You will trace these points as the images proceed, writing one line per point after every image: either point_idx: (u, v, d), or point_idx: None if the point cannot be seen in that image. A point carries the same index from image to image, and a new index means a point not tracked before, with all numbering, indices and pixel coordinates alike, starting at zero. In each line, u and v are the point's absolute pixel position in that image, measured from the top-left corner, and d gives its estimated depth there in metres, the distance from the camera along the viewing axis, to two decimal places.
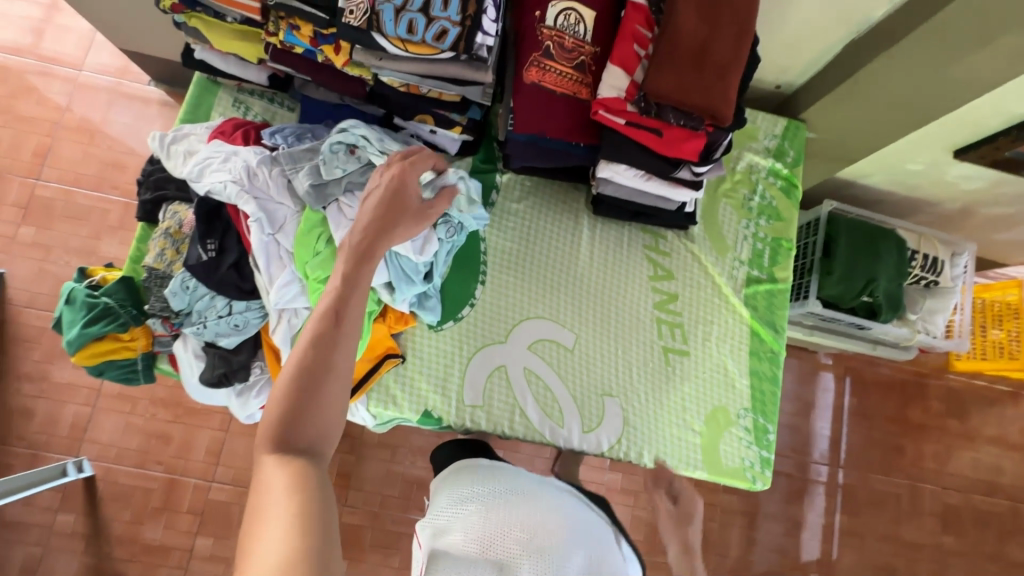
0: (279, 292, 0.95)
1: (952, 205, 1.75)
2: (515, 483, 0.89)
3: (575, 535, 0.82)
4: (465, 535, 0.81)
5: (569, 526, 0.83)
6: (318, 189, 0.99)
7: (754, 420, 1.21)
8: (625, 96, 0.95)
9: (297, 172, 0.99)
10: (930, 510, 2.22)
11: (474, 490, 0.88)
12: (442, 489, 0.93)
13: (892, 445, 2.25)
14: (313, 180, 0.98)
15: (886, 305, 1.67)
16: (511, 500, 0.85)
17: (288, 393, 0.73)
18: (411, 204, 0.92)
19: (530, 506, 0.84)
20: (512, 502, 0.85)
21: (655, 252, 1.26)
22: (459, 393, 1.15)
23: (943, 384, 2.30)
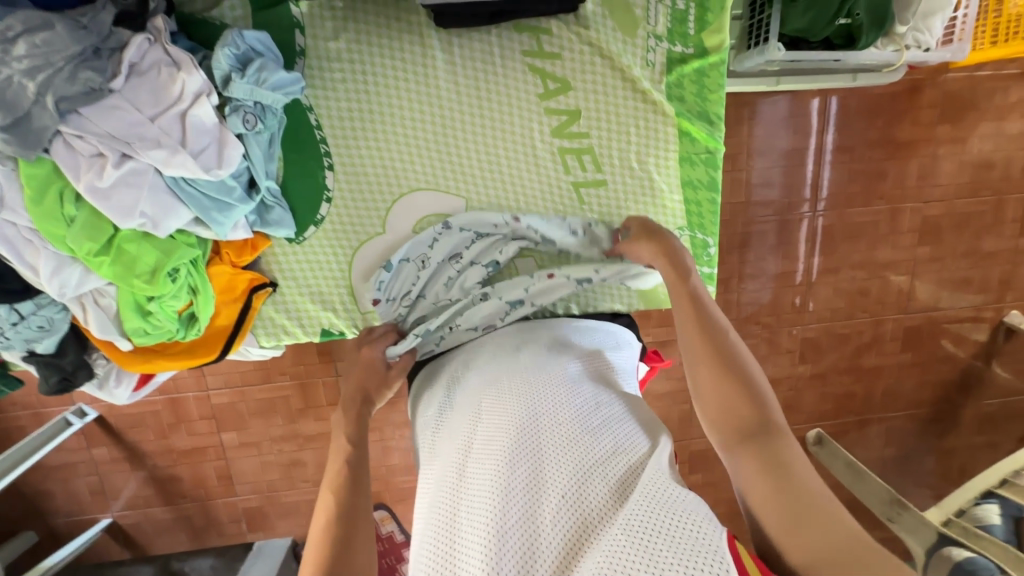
0: (54, 281, 0.75)
1: None
2: (454, 397, 0.88)
3: (516, 411, 0.78)
4: (432, 475, 0.79)
5: (505, 408, 0.79)
6: (20, 128, 0.69)
7: (691, 237, 1.05)
8: None
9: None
10: (908, 228, 1.97)
11: (434, 423, 0.87)
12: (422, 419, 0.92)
13: (873, 172, 1.91)
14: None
15: (868, 22, 1.30)
16: (457, 416, 0.84)
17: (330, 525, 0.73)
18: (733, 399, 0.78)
19: (458, 429, 0.81)
20: (456, 416, 0.84)
21: (540, 57, 0.93)
22: (352, 301, 1.01)
23: (939, 88, 1.85)
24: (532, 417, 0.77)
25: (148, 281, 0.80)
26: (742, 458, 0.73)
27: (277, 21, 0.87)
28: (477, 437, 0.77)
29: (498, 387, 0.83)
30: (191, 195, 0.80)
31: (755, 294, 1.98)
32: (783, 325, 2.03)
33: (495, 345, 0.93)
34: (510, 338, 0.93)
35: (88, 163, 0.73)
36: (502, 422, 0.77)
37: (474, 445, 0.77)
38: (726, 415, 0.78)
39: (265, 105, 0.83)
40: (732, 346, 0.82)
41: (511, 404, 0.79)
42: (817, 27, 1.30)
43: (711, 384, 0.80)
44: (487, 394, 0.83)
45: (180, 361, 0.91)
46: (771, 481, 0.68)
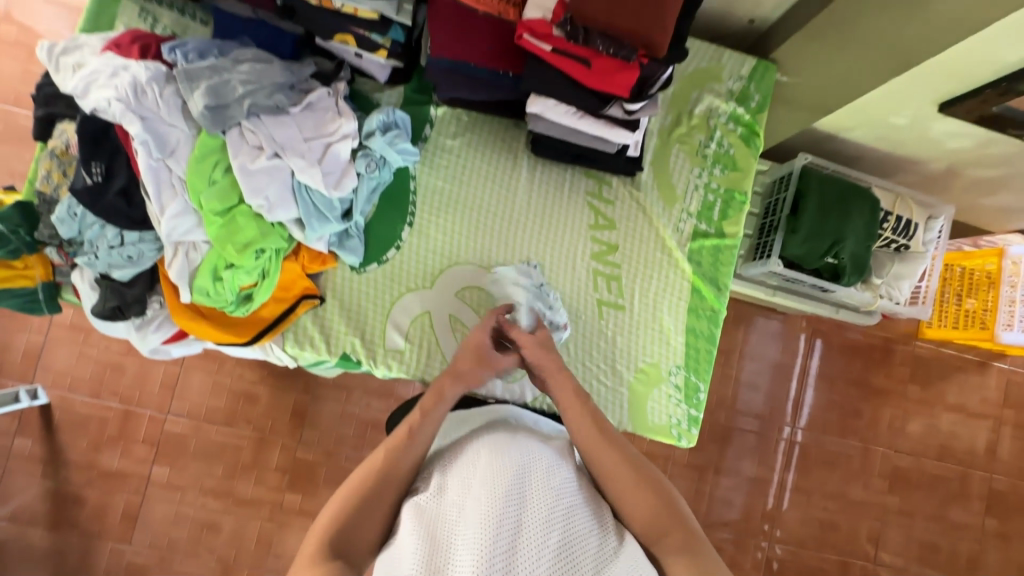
0: (170, 223, 0.89)
1: (958, 143, 1.42)
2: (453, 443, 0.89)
3: (512, 466, 0.78)
4: (418, 509, 0.77)
5: (498, 459, 0.79)
6: (217, 111, 0.91)
7: (686, 377, 1.18)
8: (551, 18, 0.85)
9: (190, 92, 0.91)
10: (879, 471, 2.06)
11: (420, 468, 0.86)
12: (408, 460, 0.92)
13: (849, 407, 2.07)
14: (208, 101, 0.91)
15: (851, 267, 1.59)
16: (448, 463, 0.84)
17: (355, 490, 0.82)
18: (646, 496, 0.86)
19: (454, 472, 0.81)
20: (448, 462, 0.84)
21: (598, 199, 1.19)
22: (381, 338, 1.12)
23: (909, 351, 2.10)
24: (527, 477, 0.78)
25: (238, 251, 0.93)
26: (670, 564, 0.79)
27: (417, 115, 1.15)
28: (469, 483, 0.77)
29: (496, 443, 0.84)
30: (304, 200, 0.98)
31: (727, 492, 1.99)
32: (749, 534, 1.98)
33: (492, 417, 0.97)
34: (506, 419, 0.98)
35: (248, 150, 0.93)
36: (497, 472, 0.77)
37: (464, 489, 0.77)
38: (643, 524, 0.84)
39: (387, 162, 1.07)
40: (638, 456, 0.91)
41: (507, 459, 0.80)
42: (810, 257, 1.59)
43: (629, 489, 0.86)
44: (482, 448, 0.83)
45: (217, 333, 0.99)
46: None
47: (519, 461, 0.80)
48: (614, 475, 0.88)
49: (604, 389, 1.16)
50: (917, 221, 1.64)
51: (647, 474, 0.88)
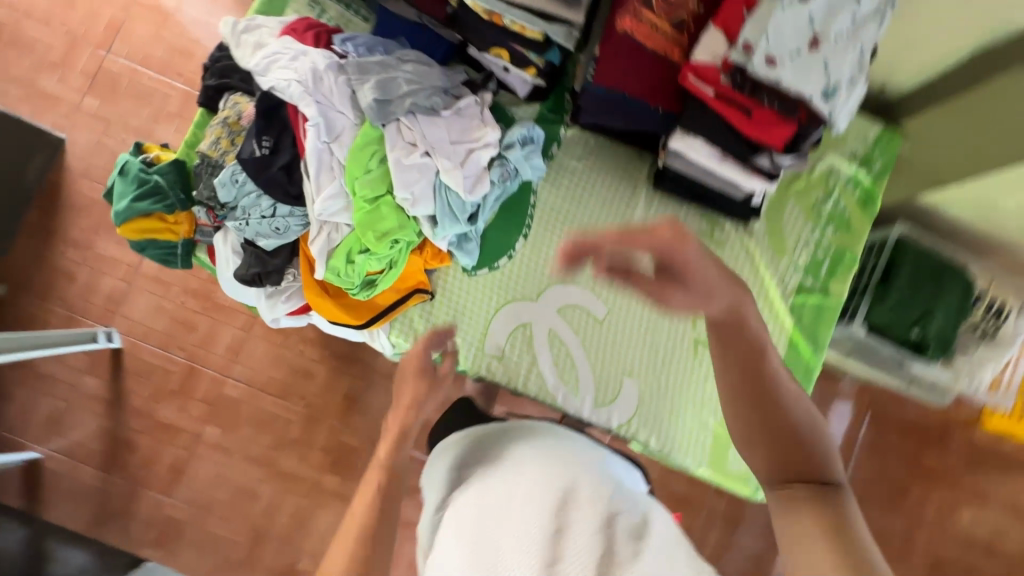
0: (324, 203, 0.94)
1: None
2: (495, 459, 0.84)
3: (552, 479, 0.72)
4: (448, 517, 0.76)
5: (533, 480, 0.73)
6: (382, 105, 0.97)
7: None
8: (721, 64, 0.87)
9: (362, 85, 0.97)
10: (921, 557, 1.98)
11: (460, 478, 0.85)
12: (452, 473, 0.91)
13: (897, 485, 2.01)
14: (376, 94, 0.96)
15: (935, 344, 1.57)
16: (488, 470, 0.81)
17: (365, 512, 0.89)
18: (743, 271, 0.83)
19: (488, 484, 0.77)
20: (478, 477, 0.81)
21: (709, 239, 1.20)
22: (480, 341, 1.15)
23: (970, 439, 2.03)
24: (564, 489, 0.70)
25: (376, 239, 0.98)
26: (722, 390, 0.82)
27: (547, 133, 1.19)
28: (502, 496, 0.72)
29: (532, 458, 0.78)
30: (442, 199, 1.02)
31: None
32: None
33: (526, 434, 0.90)
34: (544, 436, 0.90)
35: (403, 145, 0.98)
36: (528, 487, 0.72)
37: (492, 504, 0.72)
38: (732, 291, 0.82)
39: (518, 174, 1.11)
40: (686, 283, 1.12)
41: (540, 474, 0.74)
42: (893, 328, 1.56)
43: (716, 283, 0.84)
44: (518, 463, 0.78)
45: (338, 311, 1.05)
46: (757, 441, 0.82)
47: (555, 484, 0.71)
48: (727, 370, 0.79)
49: (688, 427, 1.16)
50: (1011, 308, 1.60)
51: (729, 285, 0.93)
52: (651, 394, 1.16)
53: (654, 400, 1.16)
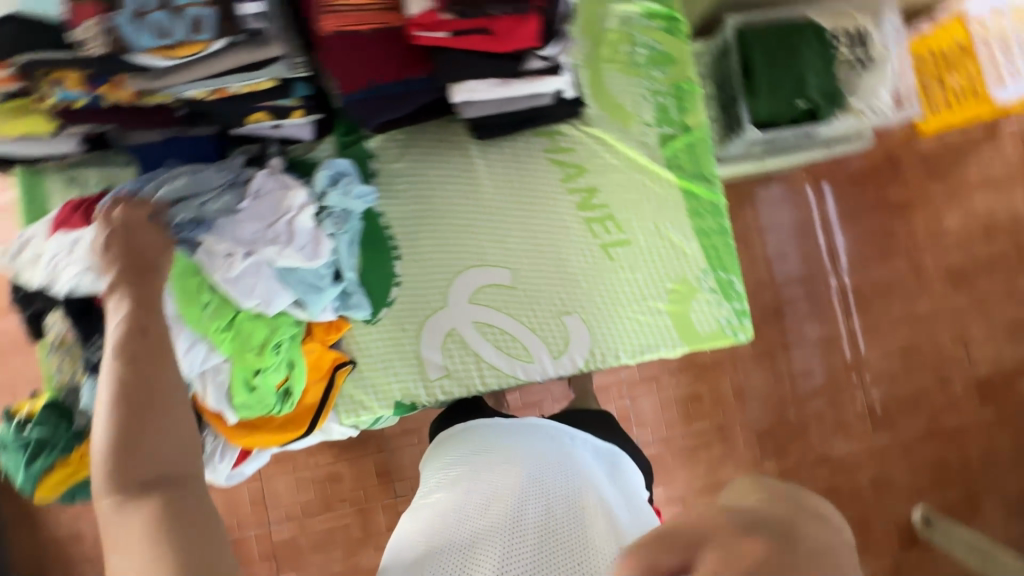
0: (187, 358, 0.91)
1: None
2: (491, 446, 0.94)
3: (558, 476, 0.84)
4: (446, 492, 0.86)
5: (541, 474, 0.83)
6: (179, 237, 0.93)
7: (716, 277, 1.17)
8: (434, 6, 0.82)
9: (134, 215, 0.82)
10: (937, 278, 2.02)
11: (453, 460, 0.95)
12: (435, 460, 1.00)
13: (881, 233, 2.03)
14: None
15: (824, 101, 1.55)
16: (489, 455, 0.91)
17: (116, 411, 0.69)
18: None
19: (490, 469, 0.87)
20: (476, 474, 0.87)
21: (558, 151, 1.17)
22: (423, 372, 1.13)
23: (916, 153, 2.03)
24: (570, 496, 0.80)
25: (258, 354, 0.96)
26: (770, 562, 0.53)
27: (356, 155, 1.14)
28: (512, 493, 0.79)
29: (540, 464, 0.86)
30: (294, 281, 0.99)
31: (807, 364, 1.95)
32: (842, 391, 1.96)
33: (518, 432, 0.98)
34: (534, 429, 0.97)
35: (221, 262, 0.93)
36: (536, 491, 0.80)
37: (495, 483, 0.82)
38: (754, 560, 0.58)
39: (350, 211, 1.07)
40: None
41: (549, 479, 0.82)
42: (781, 110, 1.54)
43: None
44: (524, 467, 0.85)
45: (274, 436, 1.02)
46: None
47: (563, 480, 0.83)
48: None
49: (645, 323, 1.15)
50: (867, 27, 1.58)
51: None
52: (597, 317, 1.15)
53: (602, 320, 1.15)
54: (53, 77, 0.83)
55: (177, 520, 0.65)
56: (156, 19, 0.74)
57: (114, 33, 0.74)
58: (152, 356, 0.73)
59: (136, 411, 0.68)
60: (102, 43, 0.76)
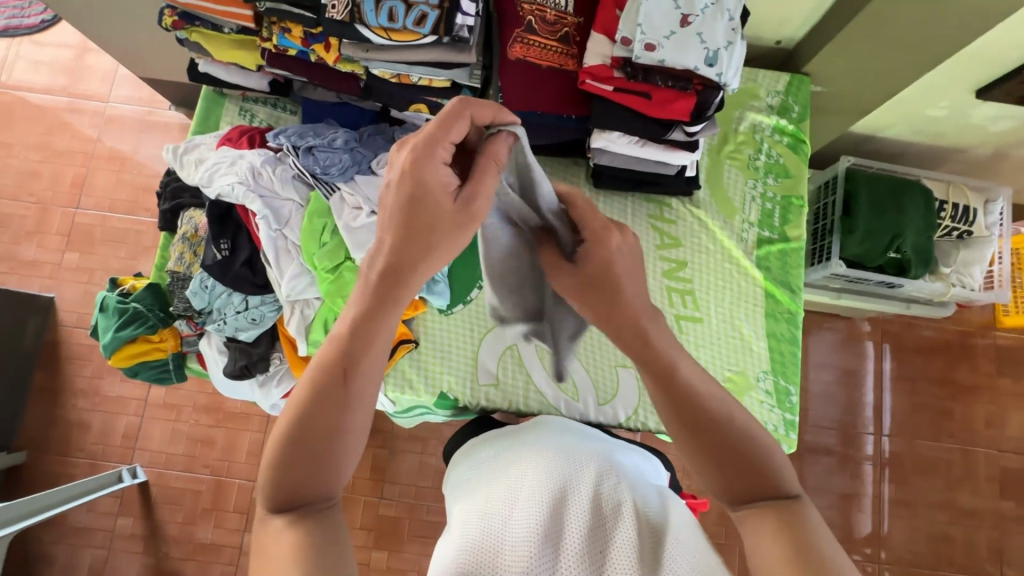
0: (290, 284, 1.00)
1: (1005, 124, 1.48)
2: (513, 447, 0.93)
3: (578, 462, 0.81)
4: (472, 494, 0.83)
5: (560, 460, 0.81)
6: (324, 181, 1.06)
7: (775, 382, 1.18)
8: (611, 62, 0.94)
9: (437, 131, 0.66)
10: (986, 475, 1.91)
11: (478, 470, 0.93)
12: (462, 474, 0.98)
13: (938, 410, 1.96)
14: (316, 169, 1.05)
15: (915, 259, 1.59)
16: (512, 454, 0.90)
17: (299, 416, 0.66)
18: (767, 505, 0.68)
19: (512, 462, 0.85)
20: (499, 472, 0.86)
21: (661, 220, 1.25)
22: (474, 374, 1.18)
23: (992, 343, 2.00)
24: (594, 479, 0.76)
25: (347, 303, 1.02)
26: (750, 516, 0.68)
27: None
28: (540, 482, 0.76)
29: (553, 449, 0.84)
30: None
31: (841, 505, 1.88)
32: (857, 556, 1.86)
33: (536, 433, 0.97)
34: (546, 427, 0.98)
35: (349, 212, 1.03)
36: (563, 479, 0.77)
37: (518, 475, 0.79)
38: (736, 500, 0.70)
39: None
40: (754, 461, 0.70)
41: (571, 463, 0.80)
42: (872, 255, 1.59)
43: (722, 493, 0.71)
44: (539, 454, 0.83)
45: None
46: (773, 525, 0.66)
47: (581, 463, 0.80)
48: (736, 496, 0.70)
49: None
50: (975, 206, 1.63)
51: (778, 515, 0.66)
52: None
53: None
54: (282, 25, 1.03)
55: (327, 547, 0.63)
56: (391, 6, 0.89)
57: (355, 5, 0.89)
58: (339, 387, 0.67)
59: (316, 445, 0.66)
60: (343, 11, 0.90)
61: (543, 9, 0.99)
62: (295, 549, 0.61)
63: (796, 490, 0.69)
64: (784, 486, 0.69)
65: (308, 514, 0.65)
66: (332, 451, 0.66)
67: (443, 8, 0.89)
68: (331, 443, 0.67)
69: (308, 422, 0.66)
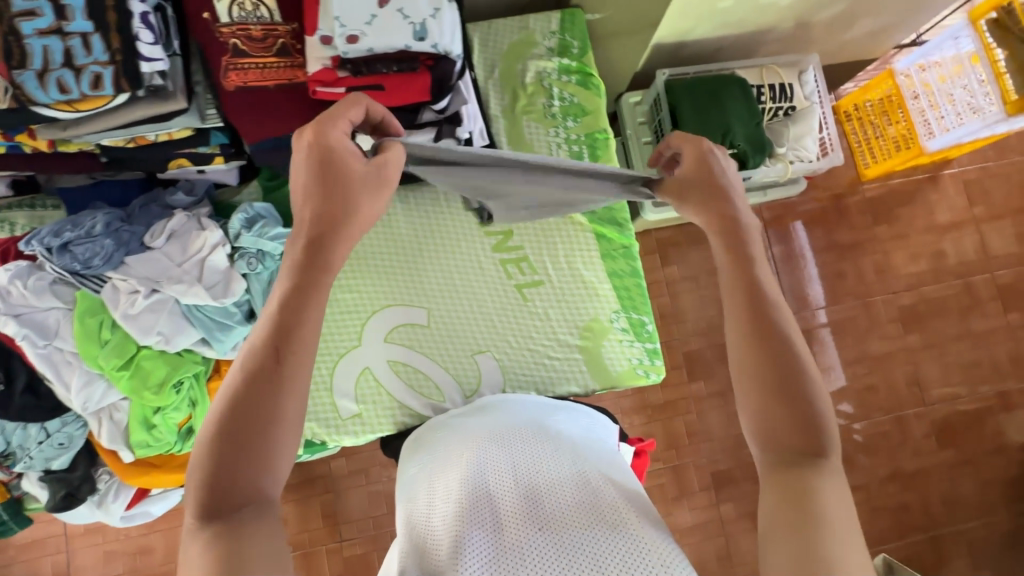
0: (80, 395, 0.92)
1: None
2: (465, 430, 0.87)
3: (541, 446, 0.80)
4: (431, 493, 0.77)
5: (527, 452, 0.79)
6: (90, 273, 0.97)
7: (628, 317, 1.20)
8: (331, 64, 0.89)
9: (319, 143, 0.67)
10: (888, 318, 2.04)
11: (424, 457, 0.87)
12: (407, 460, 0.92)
13: (832, 273, 2.04)
14: (76, 266, 0.96)
15: (750, 149, 1.61)
16: (467, 437, 0.85)
17: (229, 416, 0.58)
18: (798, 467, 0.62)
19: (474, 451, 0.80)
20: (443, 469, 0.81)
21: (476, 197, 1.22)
22: (335, 412, 1.13)
23: (862, 197, 2.07)
24: (560, 469, 0.76)
25: (156, 392, 0.95)
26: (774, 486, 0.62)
27: (281, 198, 1.16)
28: (492, 488, 0.73)
29: (500, 435, 0.81)
30: (199, 319, 1.00)
31: None
32: None
33: (492, 412, 0.93)
34: (495, 407, 0.95)
35: (125, 297, 0.96)
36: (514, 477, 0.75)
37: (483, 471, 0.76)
38: (772, 447, 0.65)
39: (265, 251, 1.08)
40: (796, 374, 0.66)
41: (519, 452, 0.79)
42: None
43: (758, 427, 0.66)
44: (479, 446, 0.79)
45: (174, 476, 1.00)
46: (789, 483, 0.62)
47: (546, 447, 0.80)
48: (770, 435, 0.65)
49: (556, 363, 1.17)
50: (790, 82, 1.68)
51: (802, 471, 0.62)
52: (510, 356, 1.17)
53: (515, 360, 1.16)
54: None
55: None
56: (60, 76, 0.80)
57: (17, 88, 0.79)
58: (272, 374, 0.59)
59: (243, 435, 0.57)
60: (8, 99, 0.82)
61: (246, 27, 0.90)
62: (216, 562, 0.54)
63: (829, 454, 0.63)
64: (822, 443, 0.63)
65: (236, 520, 0.56)
66: (273, 448, 0.59)
67: (118, 62, 0.80)
68: (265, 429, 0.58)
69: (235, 410, 0.58)
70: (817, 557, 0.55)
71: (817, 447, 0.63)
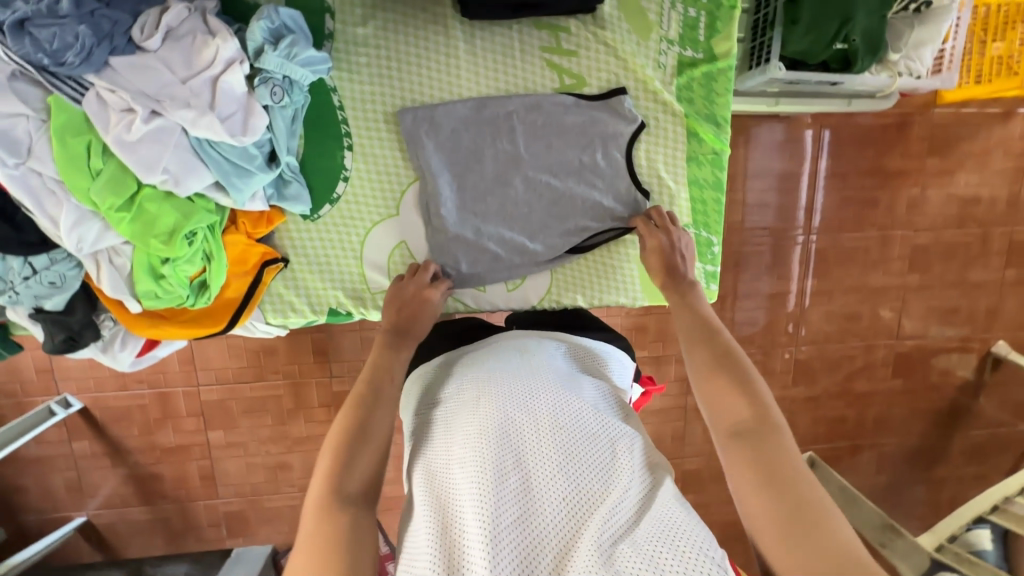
0: (71, 235, 0.76)
1: None
2: (458, 386, 0.78)
3: (531, 391, 0.72)
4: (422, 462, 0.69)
5: (514, 397, 0.71)
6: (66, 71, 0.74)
7: (696, 235, 1.08)
8: None
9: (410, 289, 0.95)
10: (899, 255, 1.81)
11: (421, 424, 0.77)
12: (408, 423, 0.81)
13: (865, 200, 1.76)
14: (43, 58, 0.72)
15: (863, 49, 1.34)
16: (455, 394, 0.76)
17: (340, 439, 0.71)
18: (751, 431, 0.69)
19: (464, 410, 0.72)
20: (457, 422, 0.71)
21: (558, 53, 0.98)
22: (364, 282, 1.01)
23: (928, 122, 1.73)
24: (553, 412, 0.68)
25: (165, 241, 0.81)
26: (735, 457, 0.67)
27: (308, 5, 0.91)
28: (483, 447, 0.64)
29: (483, 388, 0.73)
30: (214, 158, 0.81)
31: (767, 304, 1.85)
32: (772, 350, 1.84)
33: (486, 356, 0.84)
34: (490, 354, 0.84)
35: (117, 117, 0.75)
36: (536, 428, 0.66)
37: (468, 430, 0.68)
38: (726, 426, 0.70)
39: (293, 80, 0.85)
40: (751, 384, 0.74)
41: (515, 408, 0.69)
42: (816, 50, 1.33)
43: (717, 398, 0.74)
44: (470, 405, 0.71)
45: (187, 329, 0.91)
46: (749, 447, 0.67)
47: (537, 390, 0.72)
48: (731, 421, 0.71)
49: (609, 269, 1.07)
50: None
51: (757, 438, 0.68)
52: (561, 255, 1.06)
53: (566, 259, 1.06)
54: None
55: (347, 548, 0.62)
56: None
57: None
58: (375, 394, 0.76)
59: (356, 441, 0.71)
60: None
61: None
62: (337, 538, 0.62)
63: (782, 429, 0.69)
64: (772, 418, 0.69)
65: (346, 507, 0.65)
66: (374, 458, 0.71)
67: None
68: (372, 434, 0.73)
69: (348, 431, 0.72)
70: (800, 521, 0.59)
71: (773, 426, 0.69)
